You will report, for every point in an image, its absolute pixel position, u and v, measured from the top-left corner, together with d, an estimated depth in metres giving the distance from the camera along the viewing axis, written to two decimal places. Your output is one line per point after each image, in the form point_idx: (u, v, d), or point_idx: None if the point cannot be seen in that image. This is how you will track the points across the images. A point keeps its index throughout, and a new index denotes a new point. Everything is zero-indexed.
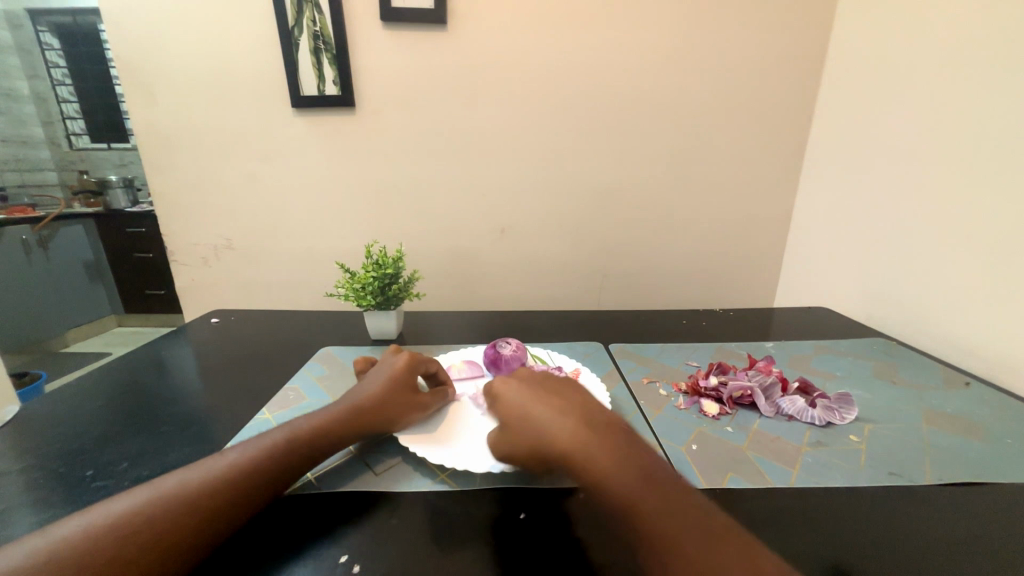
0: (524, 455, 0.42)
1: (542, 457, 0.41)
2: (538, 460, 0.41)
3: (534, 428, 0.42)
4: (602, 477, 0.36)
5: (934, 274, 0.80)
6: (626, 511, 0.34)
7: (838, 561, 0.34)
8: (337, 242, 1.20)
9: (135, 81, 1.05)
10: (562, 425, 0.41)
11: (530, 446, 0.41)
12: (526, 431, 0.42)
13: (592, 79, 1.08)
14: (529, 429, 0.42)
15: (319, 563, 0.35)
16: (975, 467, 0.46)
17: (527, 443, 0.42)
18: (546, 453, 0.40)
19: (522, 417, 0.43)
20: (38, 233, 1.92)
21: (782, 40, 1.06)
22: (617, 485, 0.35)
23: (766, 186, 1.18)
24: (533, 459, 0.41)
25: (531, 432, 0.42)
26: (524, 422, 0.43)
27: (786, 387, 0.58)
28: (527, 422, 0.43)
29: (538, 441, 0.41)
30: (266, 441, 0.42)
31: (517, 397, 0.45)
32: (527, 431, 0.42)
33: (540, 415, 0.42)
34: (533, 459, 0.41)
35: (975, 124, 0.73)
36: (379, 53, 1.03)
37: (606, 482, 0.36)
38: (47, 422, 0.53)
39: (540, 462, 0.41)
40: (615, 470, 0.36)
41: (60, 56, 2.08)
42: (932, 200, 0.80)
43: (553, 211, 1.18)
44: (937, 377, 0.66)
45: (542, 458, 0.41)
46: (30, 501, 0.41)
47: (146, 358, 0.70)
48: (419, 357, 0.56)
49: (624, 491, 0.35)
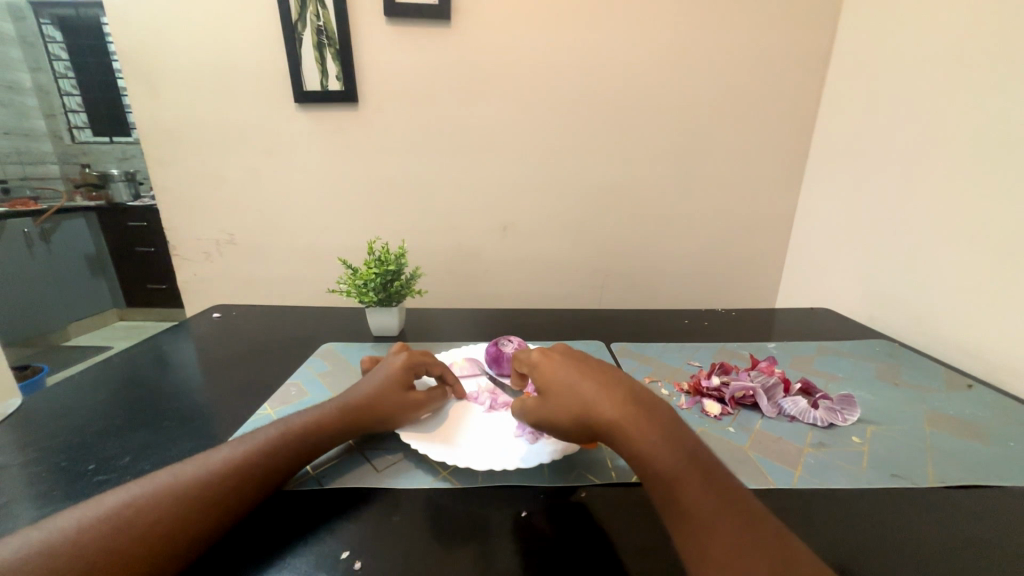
0: (564, 423, 0.41)
1: (584, 426, 0.40)
2: (578, 428, 0.41)
3: (579, 396, 0.41)
4: (652, 451, 0.36)
5: (938, 275, 0.80)
6: (671, 488, 0.34)
7: (839, 564, 0.34)
8: (338, 238, 1.20)
9: (137, 75, 1.05)
10: (610, 396, 0.40)
11: (573, 414, 0.41)
12: (570, 399, 0.41)
13: (596, 77, 1.07)
14: (572, 397, 0.41)
15: (320, 558, 0.34)
16: (978, 470, 0.46)
17: (569, 411, 0.41)
18: (590, 421, 0.40)
19: (565, 385, 0.43)
20: (40, 225, 1.94)
21: (788, 39, 1.05)
22: (666, 460, 0.35)
23: (769, 186, 1.18)
24: (574, 430, 0.41)
25: (576, 401, 0.41)
26: (568, 389, 0.42)
27: (789, 387, 0.58)
28: (571, 391, 0.42)
29: (583, 412, 0.40)
30: (263, 436, 0.42)
31: (560, 367, 0.44)
32: (571, 399, 0.41)
33: (586, 385, 0.42)
34: (575, 428, 0.41)
35: (980, 125, 0.73)
36: (382, 49, 1.03)
37: (655, 457, 0.36)
38: (49, 414, 0.53)
39: (580, 431, 0.41)
40: (665, 445, 0.36)
41: (62, 49, 2.07)
42: (936, 202, 0.80)
43: (555, 209, 1.18)
44: (940, 379, 0.66)
45: (585, 429, 0.40)
46: (32, 494, 0.41)
47: (148, 351, 0.70)
48: (421, 355, 0.55)
49: (672, 467, 0.35)
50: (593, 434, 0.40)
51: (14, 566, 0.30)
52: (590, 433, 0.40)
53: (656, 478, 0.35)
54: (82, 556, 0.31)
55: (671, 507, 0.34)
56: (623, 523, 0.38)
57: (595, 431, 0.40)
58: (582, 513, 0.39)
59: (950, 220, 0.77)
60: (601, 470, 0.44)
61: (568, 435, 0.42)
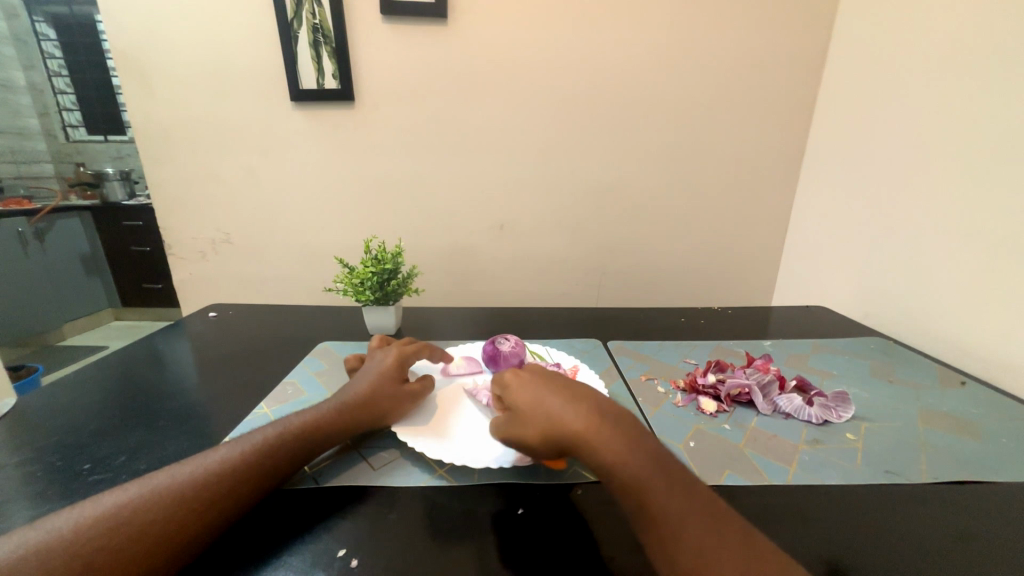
0: (531, 438, 0.41)
1: (551, 441, 0.40)
2: (545, 444, 0.40)
3: (545, 410, 0.41)
4: (619, 460, 0.36)
5: (931, 273, 0.80)
6: (639, 496, 0.34)
7: (833, 558, 0.35)
8: (335, 237, 1.20)
9: (131, 73, 1.04)
10: (575, 408, 0.41)
11: (540, 429, 0.41)
12: (536, 413, 0.42)
13: (593, 76, 1.07)
14: (539, 411, 0.42)
15: (316, 556, 0.35)
16: (970, 466, 0.47)
17: (536, 426, 0.41)
18: (556, 435, 0.40)
19: (532, 401, 0.43)
20: (35, 225, 1.91)
21: (784, 38, 1.06)
22: (633, 467, 0.36)
23: (765, 185, 1.18)
24: (543, 445, 0.41)
25: (542, 415, 0.41)
26: (534, 405, 0.42)
27: (784, 384, 0.59)
28: (537, 406, 0.42)
29: (550, 426, 0.40)
30: (258, 437, 0.42)
31: (526, 383, 0.45)
32: (537, 413, 0.41)
33: (553, 399, 0.42)
34: (542, 443, 0.41)
35: (974, 124, 0.74)
36: (379, 47, 1.02)
37: (620, 466, 0.36)
38: (42, 415, 0.53)
39: (548, 446, 0.40)
40: (630, 454, 0.36)
41: (56, 46, 2.06)
42: (930, 200, 0.81)
43: (552, 207, 1.18)
44: (933, 376, 0.67)
45: (553, 443, 0.40)
46: (26, 495, 0.41)
47: (143, 352, 0.70)
48: (407, 349, 0.56)
49: (638, 474, 0.35)
50: (560, 448, 0.40)
51: (10, 567, 0.30)
52: (557, 448, 0.40)
53: (624, 488, 0.35)
54: (78, 557, 0.31)
55: (641, 516, 0.34)
56: (615, 520, 0.38)
57: (562, 445, 0.40)
58: (578, 510, 0.39)
59: (944, 218, 0.78)
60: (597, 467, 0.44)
61: (536, 451, 0.41)
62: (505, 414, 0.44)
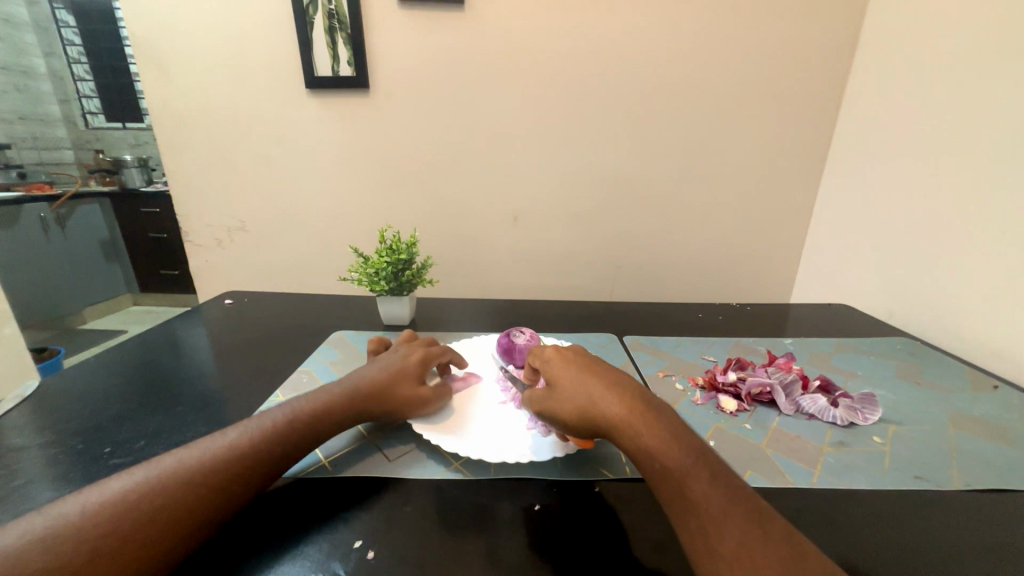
0: (567, 415, 0.41)
1: (588, 420, 0.39)
2: (581, 423, 0.40)
3: (586, 390, 0.41)
4: (658, 448, 0.35)
5: (959, 273, 0.77)
6: (677, 484, 0.33)
7: (856, 564, 0.34)
8: (348, 225, 1.19)
9: (148, 59, 1.04)
10: (615, 392, 0.40)
11: (578, 409, 0.40)
12: (576, 392, 0.41)
13: (610, 64, 1.04)
14: (580, 390, 0.41)
15: (333, 547, 0.34)
16: (1003, 473, 0.45)
17: (576, 404, 0.40)
18: (594, 415, 0.39)
19: (575, 380, 0.42)
20: (56, 211, 1.95)
21: (815, 22, 1.01)
22: (672, 456, 0.35)
23: (788, 178, 1.14)
24: (577, 425, 0.40)
25: (583, 394, 0.41)
26: (575, 384, 0.42)
27: (807, 385, 0.57)
28: (578, 386, 0.41)
29: (587, 406, 0.40)
30: (266, 422, 0.41)
31: (572, 362, 0.44)
32: (579, 393, 0.41)
33: (593, 382, 0.41)
34: (578, 422, 0.40)
35: (1010, 117, 0.70)
36: (393, 32, 1.01)
37: (659, 452, 0.35)
38: (65, 397, 0.54)
39: (584, 426, 0.40)
40: (673, 443, 0.36)
41: (75, 34, 2.08)
42: (961, 198, 0.77)
43: (566, 198, 1.16)
44: (963, 379, 0.64)
45: (588, 424, 0.40)
46: (50, 476, 0.41)
47: (161, 337, 0.70)
48: (432, 351, 0.54)
49: (677, 465, 0.34)
50: (597, 431, 0.39)
51: (17, 554, 0.29)
52: (592, 430, 0.40)
53: (662, 474, 0.34)
54: (85, 541, 0.31)
55: (679, 505, 0.33)
56: (633, 517, 0.37)
57: (598, 427, 0.39)
58: (596, 506, 0.39)
59: (971, 216, 0.75)
60: (615, 465, 0.44)
61: (571, 430, 0.41)
62: (542, 393, 0.44)
